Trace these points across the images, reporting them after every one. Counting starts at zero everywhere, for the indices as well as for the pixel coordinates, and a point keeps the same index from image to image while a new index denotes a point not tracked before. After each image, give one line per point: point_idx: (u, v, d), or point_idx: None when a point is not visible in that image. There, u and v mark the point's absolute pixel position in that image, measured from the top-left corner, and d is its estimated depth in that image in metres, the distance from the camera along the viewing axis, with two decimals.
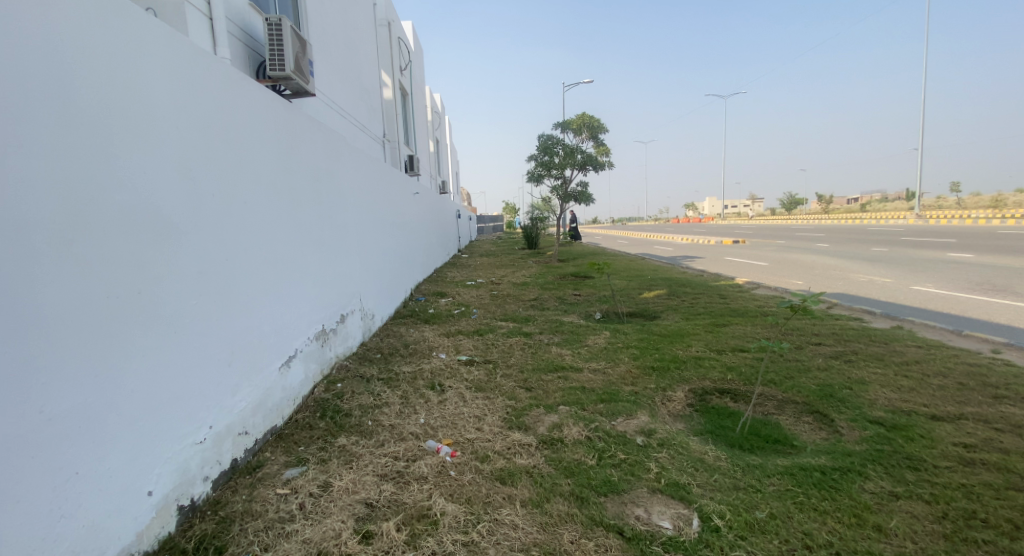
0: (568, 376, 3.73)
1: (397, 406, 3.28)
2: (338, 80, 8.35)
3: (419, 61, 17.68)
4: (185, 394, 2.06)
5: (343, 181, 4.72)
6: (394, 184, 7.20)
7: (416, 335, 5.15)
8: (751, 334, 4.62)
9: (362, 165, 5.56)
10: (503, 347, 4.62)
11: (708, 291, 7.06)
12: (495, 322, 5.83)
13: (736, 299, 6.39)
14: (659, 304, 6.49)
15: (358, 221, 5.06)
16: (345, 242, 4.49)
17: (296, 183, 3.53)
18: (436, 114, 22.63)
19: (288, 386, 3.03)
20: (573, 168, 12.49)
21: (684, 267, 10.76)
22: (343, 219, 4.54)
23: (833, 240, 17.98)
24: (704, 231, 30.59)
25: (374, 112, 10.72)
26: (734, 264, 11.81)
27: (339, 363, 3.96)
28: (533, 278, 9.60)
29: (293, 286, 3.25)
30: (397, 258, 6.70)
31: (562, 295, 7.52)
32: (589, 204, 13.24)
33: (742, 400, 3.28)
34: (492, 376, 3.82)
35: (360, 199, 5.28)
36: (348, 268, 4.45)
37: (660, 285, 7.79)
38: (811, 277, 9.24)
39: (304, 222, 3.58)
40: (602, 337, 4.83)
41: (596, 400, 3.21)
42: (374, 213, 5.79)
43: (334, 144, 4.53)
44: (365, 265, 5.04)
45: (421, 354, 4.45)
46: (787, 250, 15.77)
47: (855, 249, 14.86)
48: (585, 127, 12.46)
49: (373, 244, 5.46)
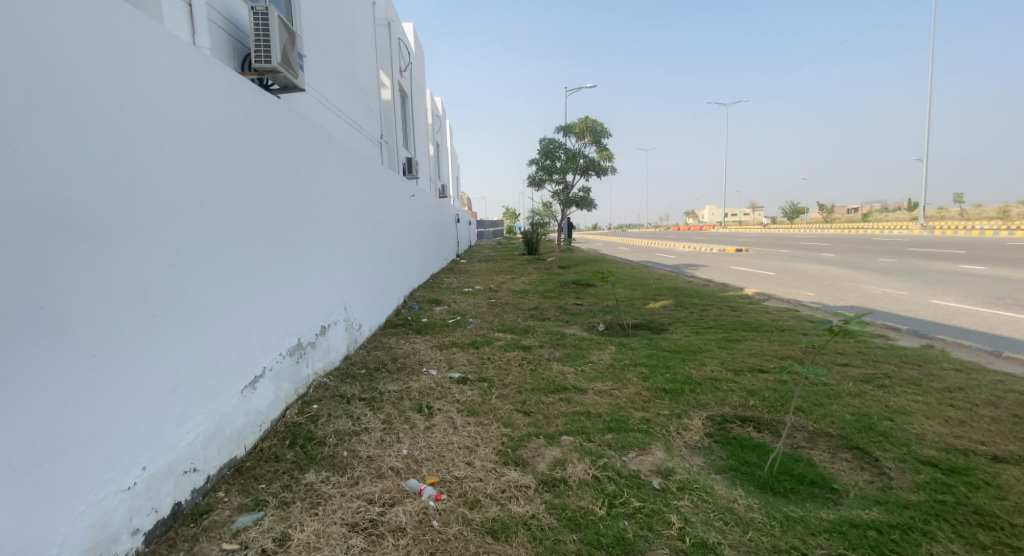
0: (571, 399, 3.36)
1: (379, 433, 2.91)
2: (333, 78, 8.03)
3: (419, 63, 17.40)
4: (107, 432, 1.73)
5: (333, 183, 4.40)
6: (388, 186, 6.86)
7: (406, 347, 4.79)
8: (770, 352, 4.25)
9: (355, 165, 5.24)
10: (500, 363, 4.25)
11: (717, 302, 6.70)
12: (492, 333, 5.46)
13: (748, 311, 6.04)
14: (666, 316, 6.12)
15: (348, 225, 4.72)
16: (332, 248, 4.16)
17: (275, 183, 3.20)
18: (437, 118, 22.39)
19: (252, 410, 2.68)
20: (575, 172, 12.17)
21: (689, 276, 10.41)
22: (330, 223, 4.21)
23: (840, 250, 17.67)
24: (706, 239, 30.25)
25: (371, 113, 10.41)
26: (740, 273, 11.47)
27: (318, 380, 3.59)
28: (532, 285, 9.25)
29: (265, 297, 2.91)
30: (389, 264, 6.34)
31: (563, 304, 7.16)
32: (591, 210, 12.90)
33: (768, 431, 2.91)
34: (487, 397, 3.45)
35: (352, 202, 4.95)
36: (333, 276, 4.11)
37: (666, 295, 7.42)
38: (822, 288, 8.89)
39: (282, 227, 3.25)
40: (607, 353, 4.46)
41: (603, 430, 2.84)
42: (366, 216, 5.45)
43: (322, 142, 4.19)
44: (354, 273, 4.69)
45: (411, 370, 4.09)
46: (791, 259, 15.44)
47: (862, 259, 14.52)
48: (588, 131, 12.15)
49: (363, 249, 5.10)
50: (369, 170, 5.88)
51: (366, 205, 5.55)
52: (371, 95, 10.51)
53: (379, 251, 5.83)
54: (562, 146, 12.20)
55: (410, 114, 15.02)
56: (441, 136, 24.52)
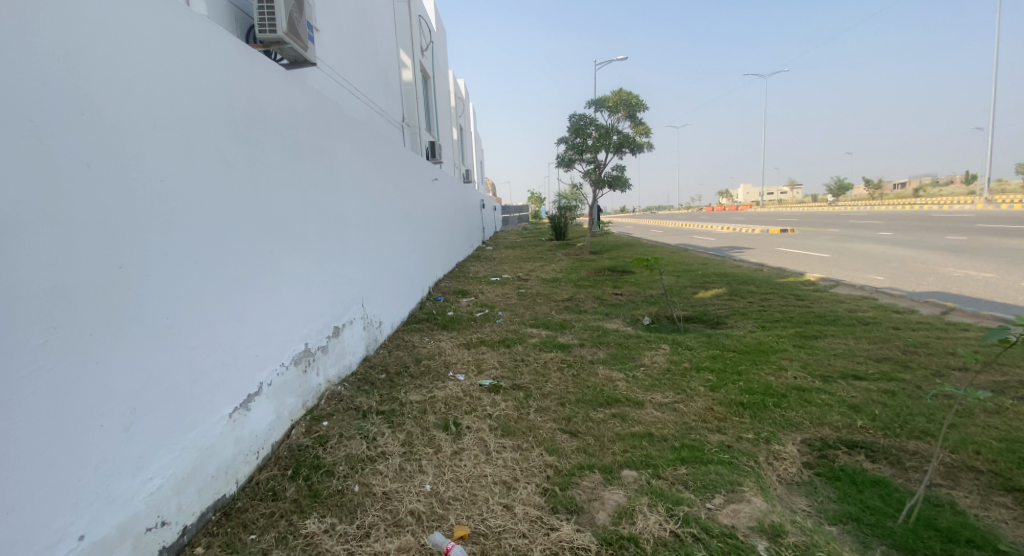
0: (627, 415, 2.80)
1: (398, 460, 2.40)
2: (349, 55, 7.51)
3: (442, 43, 16.77)
4: (15, 501, 1.24)
5: (345, 164, 3.88)
6: (409, 170, 6.33)
7: (431, 346, 4.29)
8: (859, 353, 3.57)
9: (370, 145, 4.70)
10: (537, 366, 3.71)
11: (776, 290, 5.98)
12: (525, 329, 4.91)
13: (816, 301, 5.31)
14: (720, 309, 5.45)
15: (363, 211, 4.20)
16: (344, 236, 3.65)
17: (272, 160, 2.67)
18: (460, 101, 21.79)
19: (246, 436, 2.21)
20: (608, 151, 11.41)
21: (735, 260, 9.61)
22: (342, 206, 3.69)
23: (896, 228, 16.37)
24: (744, 219, 28.78)
25: (391, 94, 9.89)
26: (792, 256, 10.55)
27: (330, 390, 3.12)
28: (565, 273, 8.65)
29: (259, 297, 2.40)
30: (411, 254, 5.85)
31: (600, 294, 6.56)
32: (626, 190, 12.14)
33: (887, 462, 2.29)
34: (525, 411, 2.92)
35: (367, 185, 4.43)
36: (345, 267, 3.61)
37: (716, 283, 6.71)
38: (890, 271, 7.98)
39: (281, 212, 2.72)
40: (661, 353, 3.86)
41: (674, 461, 2.28)
42: (384, 202, 4.94)
43: (331, 116, 3.65)
44: (370, 263, 4.18)
45: (435, 375, 3.58)
46: (843, 239, 14.31)
47: (925, 237, 13.28)
48: (621, 104, 11.35)
49: (380, 238, 4.60)
50: (387, 150, 5.35)
51: (384, 191, 5.05)
52: (391, 74, 9.98)
53: (399, 240, 5.32)
54: (593, 122, 11.44)
55: (433, 95, 14.47)
56: (465, 120, 23.87)
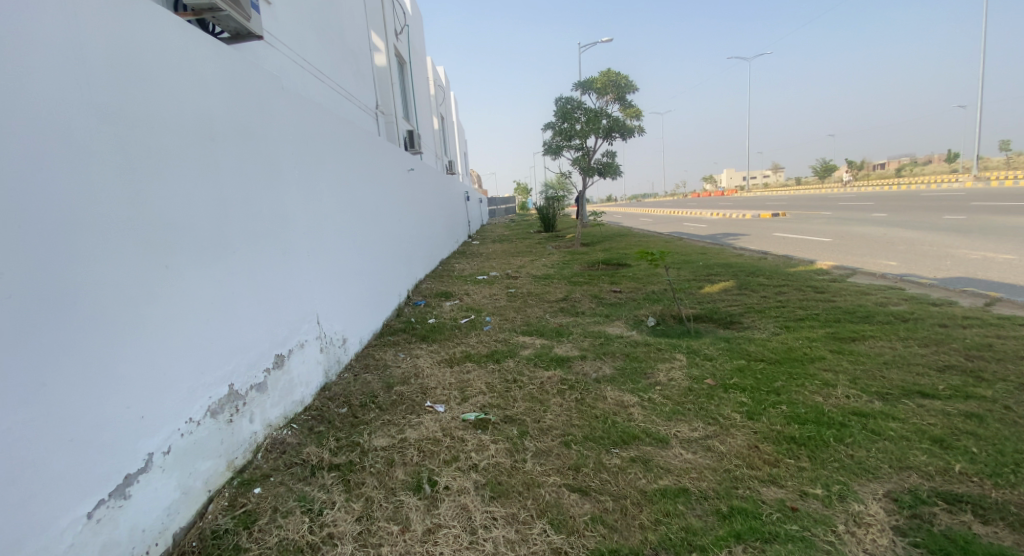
0: (651, 459, 2.20)
1: (349, 547, 1.76)
2: (310, 33, 6.70)
3: (418, 28, 15.91)
4: None
5: (294, 151, 3.15)
6: (380, 160, 5.61)
7: (407, 365, 3.64)
8: (914, 360, 3.00)
9: (329, 130, 3.97)
10: (533, 388, 3.09)
11: (791, 283, 5.44)
12: (516, 337, 4.27)
13: (839, 294, 4.77)
14: (732, 306, 4.87)
15: (320, 208, 3.49)
16: (291, 239, 2.95)
17: (176, 143, 1.95)
18: (440, 90, 20.96)
19: (126, 537, 1.54)
20: (597, 136, 10.78)
21: (735, 248, 9.09)
22: (289, 202, 2.98)
23: (888, 209, 16.09)
24: (732, 205, 28.62)
25: (362, 79, 9.08)
26: (792, 242, 10.08)
27: (270, 436, 2.45)
28: (557, 267, 8.04)
29: (153, 333, 1.71)
30: (384, 255, 5.15)
31: (597, 292, 5.96)
32: (616, 177, 11.53)
33: (1004, 524, 1.70)
34: (521, 457, 2.30)
35: (325, 177, 3.70)
36: (293, 277, 2.92)
37: (722, 275, 6.12)
38: (901, 256, 7.50)
39: (193, 213, 2.01)
40: (678, 366, 3.24)
41: (727, 540, 1.68)
42: (348, 196, 4.22)
43: (272, 90, 2.90)
44: (328, 271, 3.49)
45: (408, 407, 2.93)
46: (839, 222, 13.94)
47: (922, 217, 12.94)
48: (610, 86, 10.72)
49: (343, 239, 3.90)
50: (352, 137, 4.62)
51: (349, 184, 4.34)
52: (361, 58, 9.18)
53: (368, 240, 4.63)
54: (580, 105, 10.79)
55: (411, 82, 13.66)
56: (445, 109, 22.99)
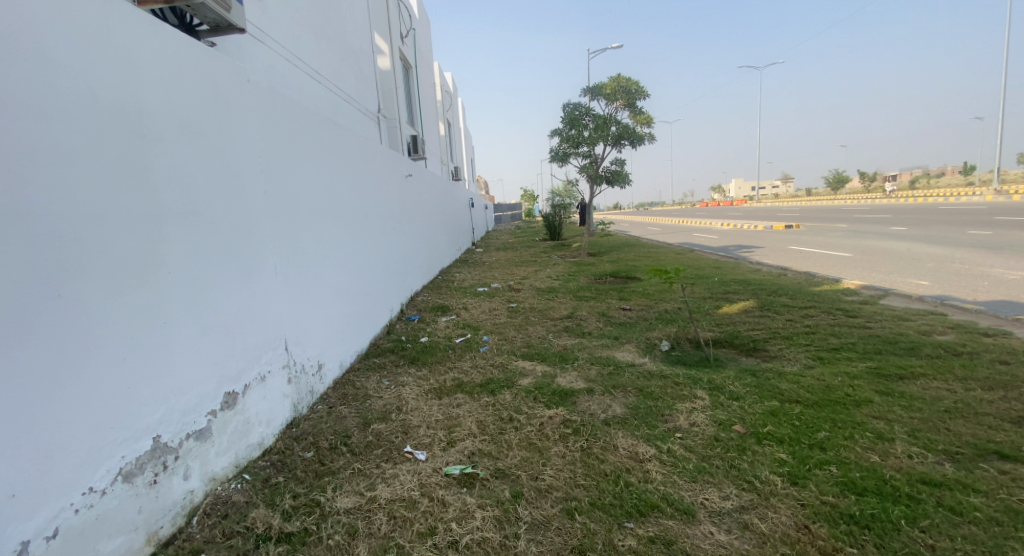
0: (674, 542, 1.76)
1: None
2: (306, 32, 6.35)
3: (425, 31, 15.64)
4: None
5: (265, 153, 2.77)
6: (375, 164, 5.21)
7: (390, 395, 3.21)
8: (983, 410, 2.54)
9: (314, 130, 3.58)
10: (530, 430, 2.64)
11: (818, 305, 4.97)
12: (515, 363, 3.83)
13: (874, 320, 4.30)
14: (755, 331, 4.41)
15: (298, 217, 3.11)
16: (258, 252, 2.56)
17: (79, 142, 1.58)
18: (447, 95, 20.70)
19: None
20: (606, 143, 10.37)
21: (752, 262, 8.60)
22: (256, 210, 2.59)
23: (907, 223, 15.53)
24: (742, 215, 28.17)
25: (363, 81, 8.74)
26: (811, 257, 9.59)
27: (212, 493, 2.03)
28: (562, 280, 7.59)
29: (23, 383, 1.34)
30: (375, 267, 4.74)
31: (605, 309, 5.51)
32: (625, 186, 11.11)
33: None
34: (513, 532, 1.87)
35: (307, 181, 3.32)
36: (258, 296, 2.52)
37: (741, 294, 5.67)
38: (930, 275, 7.03)
39: (105, 227, 1.64)
40: (700, 407, 2.79)
41: None
42: (335, 203, 3.83)
43: (236, 82, 2.52)
44: (307, 287, 3.09)
45: (385, 453, 2.50)
46: (858, 235, 13.41)
47: (946, 232, 12.39)
48: (620, 91, 10.33)
49: (326, 250, 3.49)
50: (343, 139, 4.23)
51: (338, 189, 3.95)
52: (363, 60, 8.84)
53: (357, 250, 4.23)
54: (589, 111, 10.40)
55: (416, 86, 13.35)
56: (452, 114, 22.70)
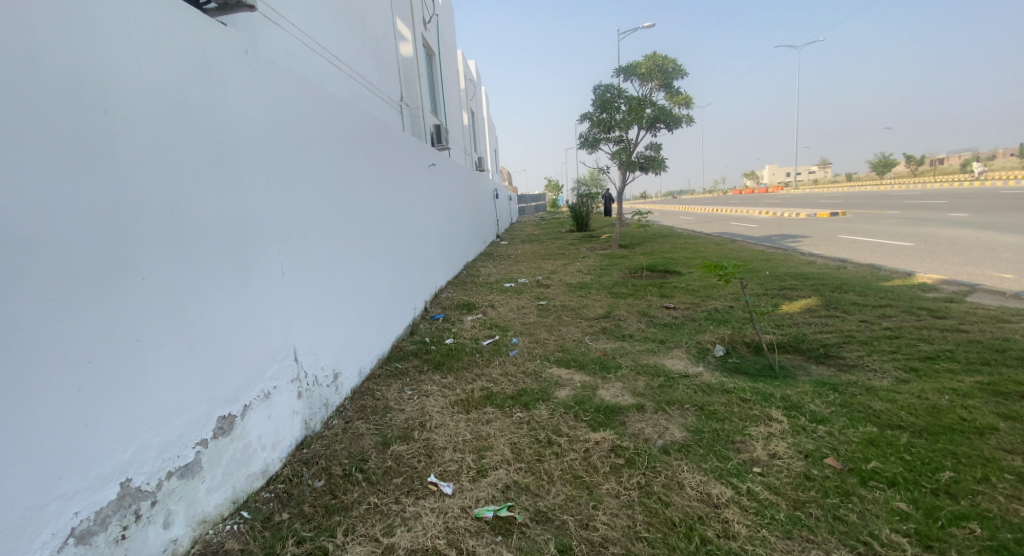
0: None
1: None
2: (324, 14, 5.99)
3: (448, 17, 15.18)
4: None
5: (270, 136, 2.37)
6: (396, 153, 4.83)
7: (413, 408, 2.85)
8: None
9: (327, 115, 3.19)
10: (576, 458, 2.23)
11: (892, 304, 4.38)
12: (550, 370, 3.42)
13: (967, 323, 3.71)
14: (824, 335, 3.87)
15: (309, 211, 2.72)
16: (262, 253, 2.17)
17: (0, 113, 1.18)
18: (471, 84, 20.24)
19: None
20: (640, 127, 9.76)
21: (802, 254, 7.93)
22: (260, 202, 2.19)
23: (968, 209, 14.32)
24: (779, 203, 26.93)
25: (385, 67, 8.38)
26: (866, 247, 8.81)
27: (200, 540, 1.69)
28: (595, 275, 7.12)
29: None
30: (396, 263, 4.38)
31: (646, 308, 5.04)
32: (660, 173, 10.49)
33: None
34: None
35: (318, 171, 2.92)
36: (262, 304, 2.13)
37: (799, 291, 5.10)
38: (1014, 267, 6.25)
39: (53, 227, 1.27)
40: (778, 433, 2.33)
41: None
42: (350, 196, 3.44)
43: (236, 53, 2.12)
44: (319, 290, 2.70)
45: (405, 482, 2.13)
46: (915, 223, 12.38)
47: (1017, 218, 11.27)
48: (655, 71, 9.68)
49: (342, 247, 3.12)
50: (359, 125, 3.83)
51: (354, 180, 3.56)
52: (385, 46, 8.48)
53: (376, 247, 3.85)
54: (622, 94, 9.80)
55: (440, 74, 12.95)
56: (476, 104, 22.23)
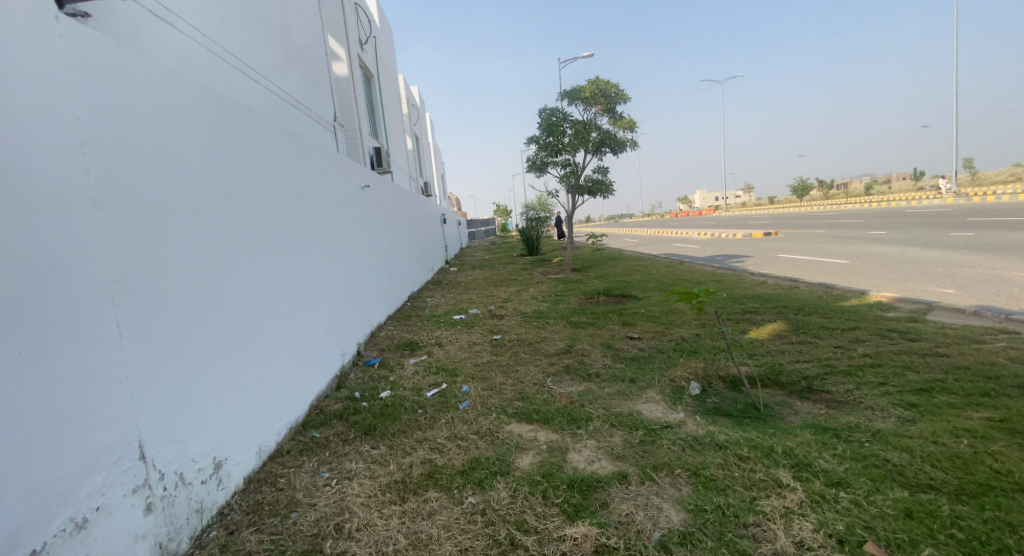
0: None
1: None
2: (236, 20, 5.26)
3: (387, 40, 14.68)
4: None
5: (105, 138, 1.69)
6: (319, 172, 4.16)
7: (328, 500, 2.15)
8: None
9: (217, 118, 2.51)
10: None
11: (862, 326, 4.17)
12: (508, 428, 2.83)
13: (945, 345, 3.51)
14: (802, 364, 3.54)
15: (178, 240, 2.03)
16: (78, 304, 1.48)
17: None
18: (413, 108, 19.73)
19: None
20: (587, 150, 9.58)
21: (753, 274, 7.86)
22: (76, 231, 1.51)
23: (886, 226, 15.31)
24: (715, 225, 28.10)
25: (314, 84, 7.68)
26: (810, 265, 8.96)
27: None
28: (549, 303, 6.63)
29: None
30: (319, 301, 3.68)
31: (608, 340, 4.58)
32: (608, 196, 10.33)
33: None
34: None
35: (196, 188, 2.23)
36: (74, 380, 1.43)
37: (764, 314, 4.83)
38: (951, 282, 6.39)
39: None
40: (797, 509, 1.86)
41: None
42: (249, 220, 2.75)
43: (36, 19, 1.46)
44: (192, 345, 2.00)
45: None
46: (846, 240, 12.98)
47: (933, 234, 12.04)
48: (599, 95, 9.59)
49: (234, 288, 2.43)
50: (267, 136, 3.16)
51: (256, 201, 2.87)
52: (314, 61, 7.79)
53: (288, 281, 3.15)
54: (567, 117, 9.61)
55: (378, 97, 12.34)
56: (419, 128, 21.72)
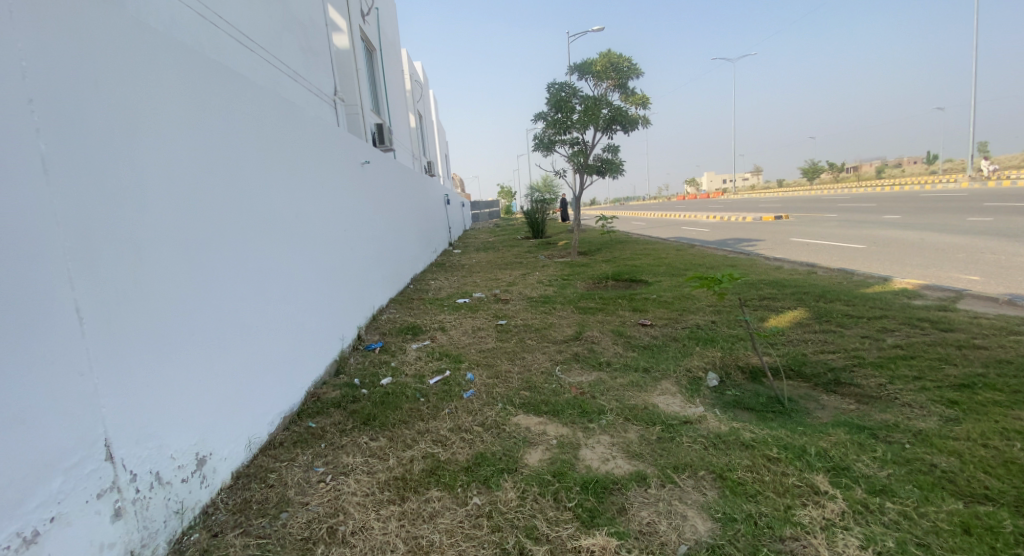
0: None
1: None
2: None
3: (390, 13, 14.21)
4: None
5: (62, 95, 1.46)
6: (317, 146, 3.92)
7: (320, 499, 1.99)
8: None
9: (203, 82, 2.28)
10: None
11: (889, 315, 3.94)
12: (515, 420, 2.65)
13: (981, 336, 3.29)
14: (827, 355, 3.34)
15: (152, 215, 1.82)
16: (24, 288, 1.28)
17: None
18: (418, 86, 19.28)
19: None
20: (596, 128, 9.25)
21: (767, 259, 7.60)
22: (22, 201, 1.30)
23: (902, 211, 14.90)
24: (724, 208, 27.62)
25: (314, 56, 7.37)
26: (825, 250, 8.68)
27: None
28: (557, 287, 6.42)
29: None
30: (316, 282, 3.48)
31: (619, 326, 4.37)
32: (618, 176, 10.02)
33: None
34: None
35: (176, 158, 2.01)
36: (18, 374, 1.24)
37: (783, 301, 4.61)
38: (977, 268, 6.11)
39: None
40: (838, 520, 1.68)
41: None
42: (238, 194, 2.53)
43: None
44: (170, 333, 1.81)
45: None
46: (861, 225, 12.62)
47: (952, 219, 11.67)
48: (610, 70, 9.21)
49: (218, 268, 2.23)
50: (260, 103, 2.92)
51: (246, 174, 2.65)
52: (313, 32, 7.48)
53: (282, 261, 2.95)
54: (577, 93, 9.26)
55: (381, 72, 11.97)
56: (424, 107, 21.28)
